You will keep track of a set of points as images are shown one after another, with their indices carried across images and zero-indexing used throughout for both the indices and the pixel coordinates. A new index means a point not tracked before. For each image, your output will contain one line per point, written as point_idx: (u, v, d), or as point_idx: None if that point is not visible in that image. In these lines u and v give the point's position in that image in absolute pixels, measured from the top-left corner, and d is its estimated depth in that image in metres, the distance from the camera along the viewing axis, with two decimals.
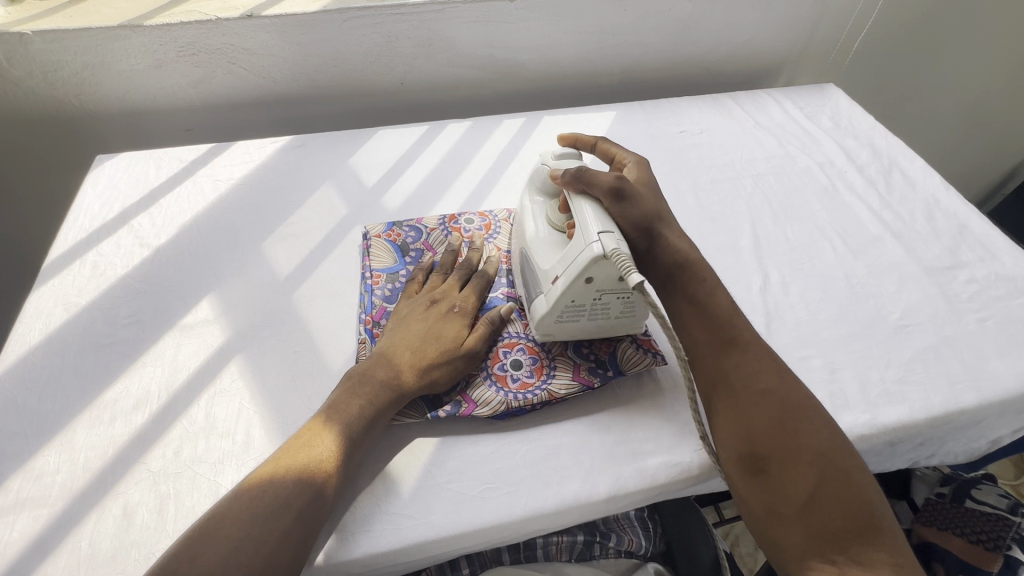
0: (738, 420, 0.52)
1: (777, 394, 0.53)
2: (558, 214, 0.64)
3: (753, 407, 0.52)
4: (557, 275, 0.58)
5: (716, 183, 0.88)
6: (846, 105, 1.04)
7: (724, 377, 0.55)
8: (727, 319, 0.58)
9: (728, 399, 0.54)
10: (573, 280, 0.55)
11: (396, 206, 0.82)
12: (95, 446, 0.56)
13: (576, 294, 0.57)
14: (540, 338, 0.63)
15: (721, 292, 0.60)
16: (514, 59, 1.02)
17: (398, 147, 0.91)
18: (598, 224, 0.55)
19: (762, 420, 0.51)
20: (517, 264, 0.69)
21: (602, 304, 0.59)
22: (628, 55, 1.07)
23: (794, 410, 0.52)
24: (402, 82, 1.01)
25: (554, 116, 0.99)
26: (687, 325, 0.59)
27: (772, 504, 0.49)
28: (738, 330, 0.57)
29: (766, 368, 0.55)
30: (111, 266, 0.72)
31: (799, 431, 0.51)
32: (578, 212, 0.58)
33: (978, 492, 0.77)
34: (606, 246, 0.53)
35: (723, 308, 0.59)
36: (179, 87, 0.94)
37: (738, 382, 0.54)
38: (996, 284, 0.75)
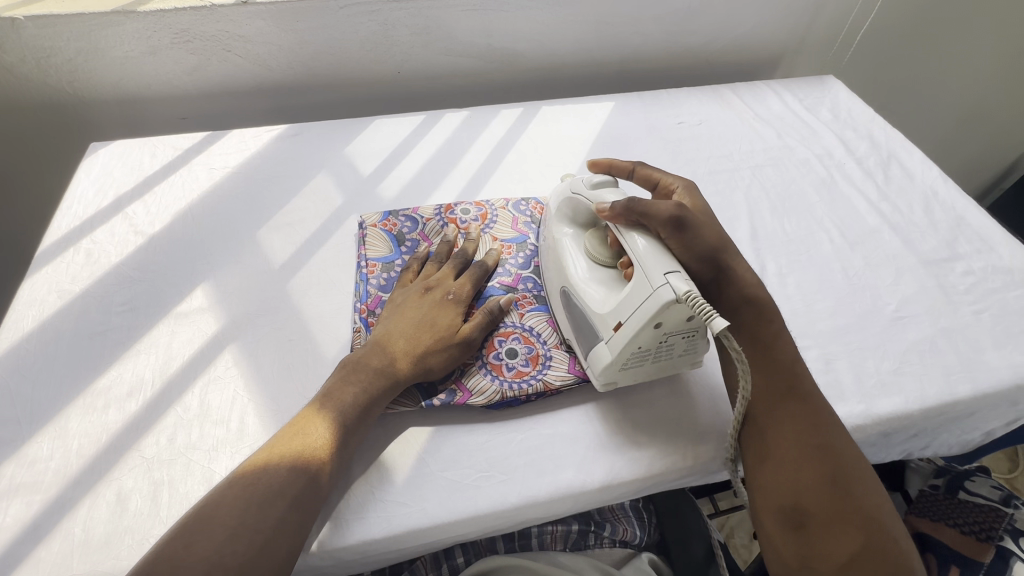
0: (784, 471, 0.51)
1: (830, 451, 0.51)
2: (606, 247, 0.61)
3: (804, 462, 0.51)
4: (620, 322, 0.54)
5: (714, 175, 0.88)
6: (846, 97, 1.04)
7: (776, 427, 0.53)
8: (787, 366, 0.56)
9: (776, 447, 0.52)
10: (643, 327, 0.52)
11: (392, 196, 0.82)
12: (89, 433, 0.56)
13: (643, 341, 0.53)
14: (601, 388, 0.59)
15: (784, 335, 0.58)
16: (511, 48, 1.01)
17: (394, 136, 0.91)
18: (661, 264, 0.52)
19: (812, 475, 0.50)
20: (557, 304, 0.65)
21: (666, 346, 0.56)
22: (627, 45, 1.06)
23: (846, 470, 0.51)
24: (399, 71, 1.00)
25: (552, 106, 0.98)
26: (746, 369, 0.57)
27: (807, 560, 0.49)
28: (796, 379, 0.55)
29: (821, 424, 0.53)
30: (105, 253, 0.72)
31: (847, 490, 0.50)
32: (637, 250, 0.55)
33: (970, 484, 0.78)
34: (677, 289, 0.50)
35: (784, 354, 0.57)
36: (174, 74, 0.93)
37: (790, 436, 0.52)
38: (993, 277, 0.75)
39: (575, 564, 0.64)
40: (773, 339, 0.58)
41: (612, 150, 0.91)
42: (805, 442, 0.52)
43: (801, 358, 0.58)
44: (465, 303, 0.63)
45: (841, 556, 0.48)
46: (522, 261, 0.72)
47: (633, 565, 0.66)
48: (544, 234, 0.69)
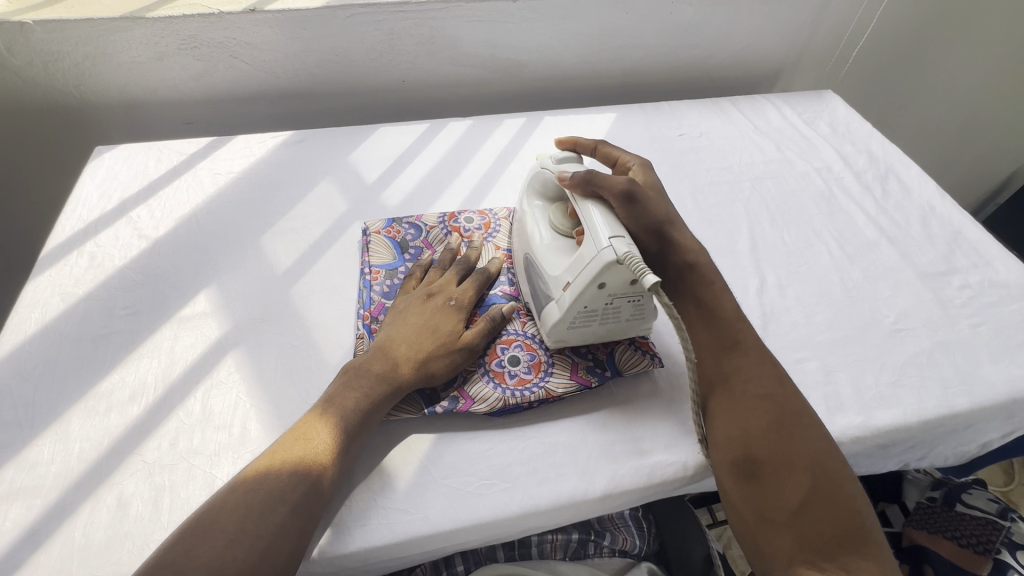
0: (734, 421, 0.53)
1: (778, 401, 0.53)
2: (565, 217, 0.64)
3: (750, 410, 0.53)
4: (568, 282, 0.57)
5: (714, 186, 0.89)
6: (844, 111, 1.05)
7: (724, 381, 0.55)
8: (731, 324, 0.58)
9: (727, 401, 0.54)
10: (586, 286, 0.55)
11: (396, 203, 0.83)
12: (90, 436, 0.56)
13: (589, 299, 0.57)
14: (551, 345, 0.63)
15: (726, 296, 0.61)
16: (515, 59, 1.03)
17: (398, 144, 0.92)
18: (607, 229, 0.55)
19: (760, 422, 0.52)
20: (521, 270, 0.68)
21: (613, 308, 0.59)
22: (629, 58, 1.07)
23: (792, 415, 0.52)
24: (404, 80, 1.01)
25: (555, 116, 0.99)
26: (693, 329, 0.59)
27: (763, 508, 0.49)
28: (740, 335, 0.58)
29: (766, 376, 0.55)
30: (109, 257, 0.72)
31: (796, 439, 0.51)
32: (587, 216, 0.57)
33: (967, 496, 0.79)
34: (618, 251, 0.53)
35: (727, 311, 0.59)
36: (180, 80, 0.94)
37: (738, 388, 0.54)
38: (990, 291, 0.76)
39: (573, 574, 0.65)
40: (718, 300, 0.60)
41: None
42: (751, 392, 0.54)
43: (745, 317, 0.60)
44: (469, 310, 0.64)
45: (794, 498, 0.49)
46: None
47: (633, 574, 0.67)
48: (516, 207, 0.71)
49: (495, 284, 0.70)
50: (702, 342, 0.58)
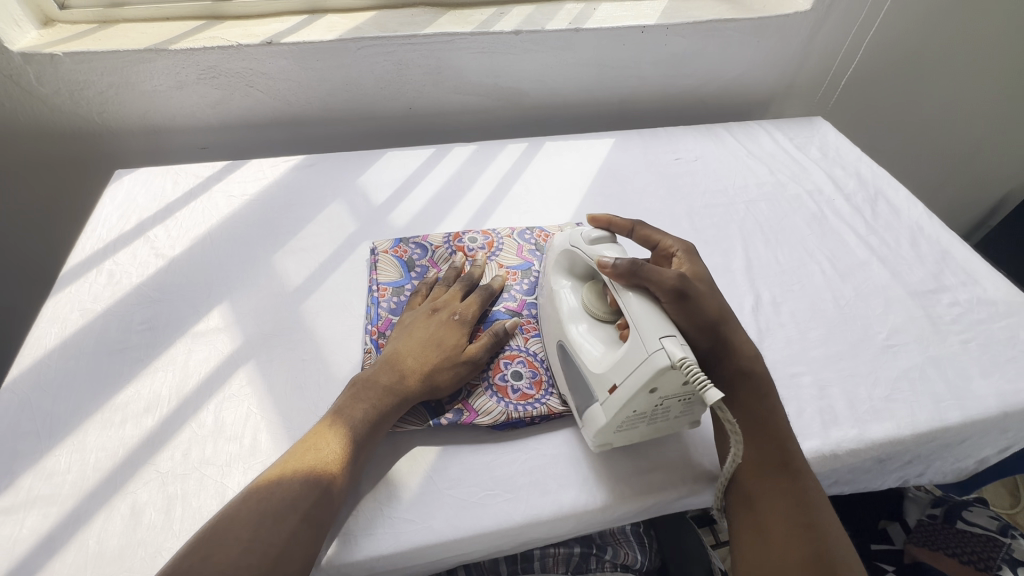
0: (766, 548, 0.51)
1: (817, 534, 0.51)
2: (602, 302, 0.61)
3: (789, 541, 0.50)
4: (615, 383, 0.53)
5: (710, 208, 0.92)
6: (833, 136, 1.10)
7: (765, 506, 0.53)
8: (780, 441, 0.56)
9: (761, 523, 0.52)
10: (637, 392, 0.51)
11: (403, 224, 0.86)
12: (106, 446, 0.58)
13: (637, 404, 0.53)
14: (594, 449, 0.58)
15: (780, 412, 0.58)
16: (518, 88, 1.08)
17: (406, 169, 0.96)
18: (658, 328, 0.52)
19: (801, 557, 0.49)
20: (553, 355, 0.64)
21: (662, 409, 0.55)
22: (626, 86, 1.12)
23: (832, 553, 0.49)
24: (411, 107, 1.06)
25: (555, 143, 1.04)
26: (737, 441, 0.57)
27: None
28: (788, 455, 0.55)
29: (808, 504, 0.52)
30: (126, 275, 0.75)
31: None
32: (632, 310, 0.54)
33: (968, 513, 0.82)
34: (672, 355, 0.49)
35: (778, 428, 0.57)
36: (198, 107, 0.98)
37: (776, 513, 0.52)
38: (978, 308, 0.78)
39: None
40: (774, 414, 0.58)
41: (614, 184, 0.96)
42: (790, 521, 0.51)
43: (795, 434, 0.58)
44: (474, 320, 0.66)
45: None
46: (527, 288, 0.74)
47: None
48: (543, 280, 0.69)
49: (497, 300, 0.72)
50: (745, 458, 0.56)
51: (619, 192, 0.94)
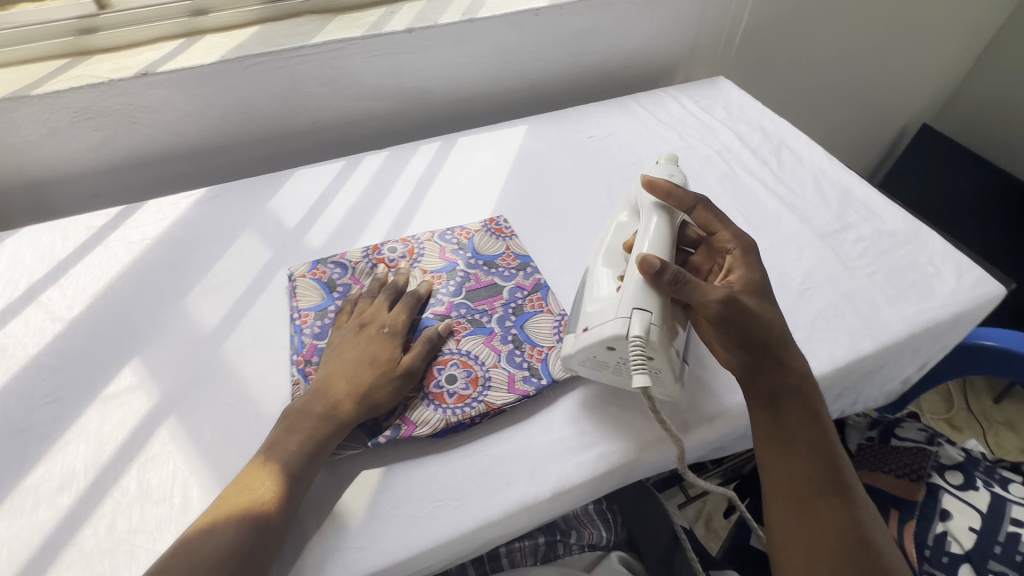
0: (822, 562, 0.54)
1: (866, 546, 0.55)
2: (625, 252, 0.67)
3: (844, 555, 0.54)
4: (587, 325, 0.61)
5: (627, 182, 0.94)
6: (736, 94, 1.13)
7: (822, 521, 0.56)
8: (833, 458, 0.59)
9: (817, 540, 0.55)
10: (595, 344, 0.58)
11: (320, 244, 0.82)
12: (19, 536, 0.53)
13: (598, 352, 0.59)
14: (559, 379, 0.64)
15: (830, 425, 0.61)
16: (423, 87, 1.05)
17: (317, 186, 0.93)
18: (637, 299, 0.58)
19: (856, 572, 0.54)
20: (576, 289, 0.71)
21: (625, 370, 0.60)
22: (532, 71, 1.12)
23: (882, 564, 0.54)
24: (314, 121, 1.02)
25: (469, 137, 1.02)
26: (792, 458, 0.59)
27: None
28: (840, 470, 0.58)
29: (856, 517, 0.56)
30: (22, 347, 0.69)
31: None
32: (631, 275, 0.60)
33: (900, 430, 0.85)
34: (631, 328, 0.56)
35: (828, 443, 0.59)
36: (79, 152, 0.91)
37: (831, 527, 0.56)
38: (880, 240, 0.83)
39: None
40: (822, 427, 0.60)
41: (531, 171, 0.95)
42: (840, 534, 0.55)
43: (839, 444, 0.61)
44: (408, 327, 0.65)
45: None
46: (453, 289, 0.73)
47: (605, 566, 0.71)
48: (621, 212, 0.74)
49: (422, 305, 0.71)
50: (802, 475, 0.58)
51: (537, 178, 0.94)
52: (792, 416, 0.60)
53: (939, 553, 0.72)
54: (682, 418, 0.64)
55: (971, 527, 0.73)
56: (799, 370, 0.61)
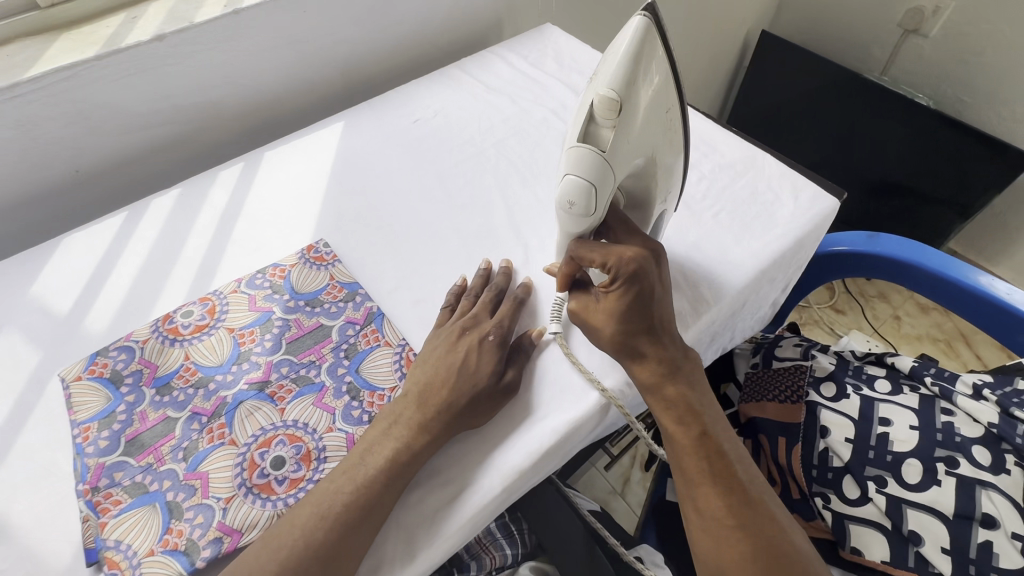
0: (712, 542, 0.52)
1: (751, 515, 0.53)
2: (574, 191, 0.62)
3: (729, 531, 0.52)
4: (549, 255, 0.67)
5: (461, 165, 0.85)
6: (564, 41, 1.06)
7: (702, 499, 0.54)
8: (708, 431, 0.57)
9: (703, 520, 0.53)
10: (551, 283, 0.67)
11: (104, 326, 0.67)
12: None
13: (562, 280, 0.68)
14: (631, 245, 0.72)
15: (701, 397, 0.59)
16: (206, 101, 0.89)
17: (92, 252, 0.75)
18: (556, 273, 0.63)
19: (738, 559, 0.51)
20: None
21: None
22: (338, 55, 0.97)
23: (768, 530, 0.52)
24: (76, 169, 0.83)
25: (276, 149, 0.88)
26: (670, 441, 0.57)
27: None
28: (713, 441, 0.56)
29: (739, 487, 0.54)
30: None
31: (774, 551, 0.51)
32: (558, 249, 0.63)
33: (779, 350, 0.88)
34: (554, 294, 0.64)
35: (699, 416, 0.57)
36: None
37: (713, 505, 0.53)
38: (721, 174, 0.80)
39: None
40: (692, 402, 0.58)
41: (353, 176, 0.84)
42: (726, 510, 0.53)
43: (719, 413, 0.59)
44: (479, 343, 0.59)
45: None
46: (270, 345, 0.62)
47: None
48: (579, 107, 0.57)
49: (232, 376, 0.60)
50: (680, 456, 0.56)
51: (361, 182, 0.83)
52: (662, 397, 0.58)
53: (824, 470, 0.74)
54: (549, 424, 0.57)
55: (846, 438, 0.74)
56: (665, 355, 0.58)
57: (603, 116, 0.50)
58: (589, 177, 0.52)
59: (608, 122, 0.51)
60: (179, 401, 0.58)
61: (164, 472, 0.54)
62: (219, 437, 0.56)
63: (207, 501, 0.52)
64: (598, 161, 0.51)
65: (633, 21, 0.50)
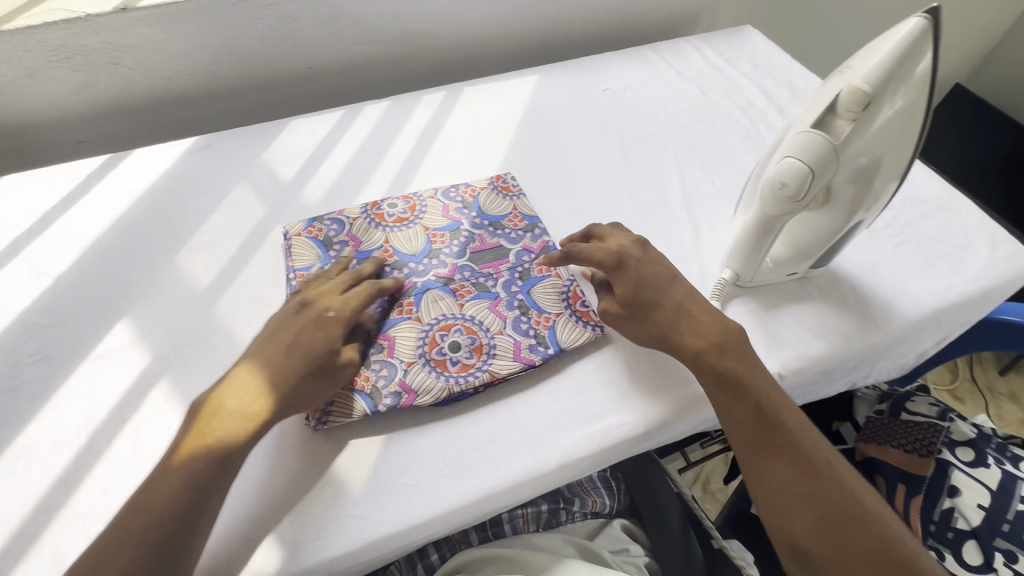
0: (783, 515, 0.53)
1: (818, 484, 0.53)
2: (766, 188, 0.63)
3: (799, 503, 0.52)
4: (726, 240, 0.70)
5: (643, 139, 0.88)
6: (763, 45, 1.05)
7: (767, 473, 0.54)
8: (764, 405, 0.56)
9: (769, 494, 0.54)
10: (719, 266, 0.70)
11: (318, 199, 0.78)
12: (13, 497, 0.52)
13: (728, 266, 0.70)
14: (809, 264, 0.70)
15: (755, 369, 0.57)
16: (427, 31, 0.97)
17: (313, 137, 0.87)
18: (730, 253, 0.66)
19: (808, 527, 0.51)
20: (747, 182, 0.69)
21: (765, 280, 0.68)
22: (545, 15, 1.03)
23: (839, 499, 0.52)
24: (309, 66, 0.95)
25: (476, 87, 0.95)
26: (726, 420, 0.57)
27: None
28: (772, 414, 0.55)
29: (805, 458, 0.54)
30: (7, 302, 0.66)
31: (847, 521, 0.51)
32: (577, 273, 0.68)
33: (911, 404, 0.84)
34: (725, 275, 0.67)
35: (756, 390, 0.56)
36: (59, 95, 0.85)
37: (777, 478, 0.53)
38: (911, 208, 0.77)
39: (548, 543, 0.67)
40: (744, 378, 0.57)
41: (541, 125, 0.89)
42: (791, 483, 0.53)
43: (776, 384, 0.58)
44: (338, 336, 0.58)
45: None
46: (457, 250, 0.69)
47: (607, 533, 0.71)
48: (811, 96, 0.57)
49: (424, 266, 0.68)
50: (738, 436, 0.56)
51: (547, 133, 0.88)
52: (715, 375, 0.57)
53: (945, 528, 0.72)
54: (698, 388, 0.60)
55: (979, 504, 0.72)
56: (710, 335, 0.58)
57: (846, 106, 0.50)
58: (811, 163, 0.52)
59: (850, 114, 0.51)
60: (376, 275, 0.67)
61: (358, 327, 0.63)
62: (407, 312, 0.64)
63: (392, 360, 0.60)
64: (825, 149, 0.51)
65: (908, 20, 0.49)
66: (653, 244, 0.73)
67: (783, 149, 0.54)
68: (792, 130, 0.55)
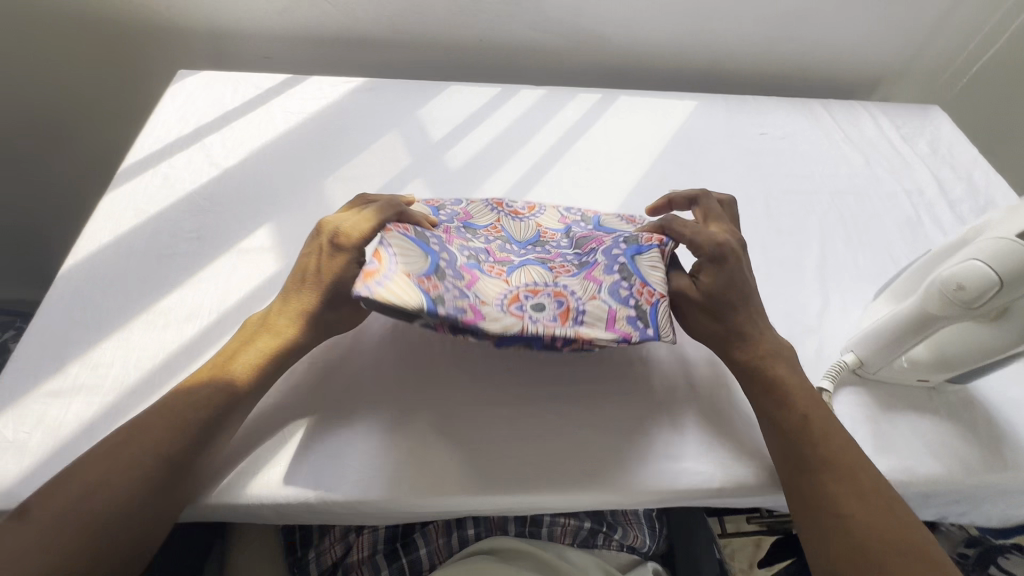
0: (831, 497, 0.48)
1: (868, 474, 0.49)
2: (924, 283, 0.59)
3: (850, 485, 0.48)
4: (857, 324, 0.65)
5: (790, 195, 0.83)
6: (949, 131, 0.96)
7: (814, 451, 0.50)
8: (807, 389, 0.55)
9: (815, 472, 0.49)
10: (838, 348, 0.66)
11: (458, 165, 0.81)
12: (148, 347, 0.59)
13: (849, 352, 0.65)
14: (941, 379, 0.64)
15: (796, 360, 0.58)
16: (599, 33, 0.98)
17: (467, 106, 0.90)
18: (859, 338, 0.61)
19: (859, 511, 0.47)
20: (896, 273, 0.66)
21: (888, 378, 0.63)
22: (720, 45, 1.01)
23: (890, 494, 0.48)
24: (480, 39, 0.99)
25: (632, 98, 0.95)
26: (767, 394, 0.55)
27: None
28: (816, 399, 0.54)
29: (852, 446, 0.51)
30: (180, 180, 0.75)
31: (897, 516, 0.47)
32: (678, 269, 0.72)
33: (1005, 560, 0.76)
34: (846, 359, 0.62)
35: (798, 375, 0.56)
36: (264, 14, 0.95)
37: (826, 457, 0.50)
38: None
39: (581, 561, 0.66)
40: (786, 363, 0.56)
41: (687, 152, 0.87)
42: (842, 465, 0.49)
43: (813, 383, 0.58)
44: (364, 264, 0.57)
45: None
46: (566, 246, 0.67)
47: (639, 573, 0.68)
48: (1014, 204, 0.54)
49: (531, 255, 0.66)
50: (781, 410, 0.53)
51: (692, 162, 0.86)
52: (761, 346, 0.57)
53: None
54: None
55: None
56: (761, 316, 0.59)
57: None
58: (1001, 272, 0.48)
59: None
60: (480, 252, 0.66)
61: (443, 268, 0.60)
62: (497, 273, 0.60)
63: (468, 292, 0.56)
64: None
65: None
66: (774, 303, 0.70)
67: (969, 250, 0.51)
68: (988, 232, 0.51)
